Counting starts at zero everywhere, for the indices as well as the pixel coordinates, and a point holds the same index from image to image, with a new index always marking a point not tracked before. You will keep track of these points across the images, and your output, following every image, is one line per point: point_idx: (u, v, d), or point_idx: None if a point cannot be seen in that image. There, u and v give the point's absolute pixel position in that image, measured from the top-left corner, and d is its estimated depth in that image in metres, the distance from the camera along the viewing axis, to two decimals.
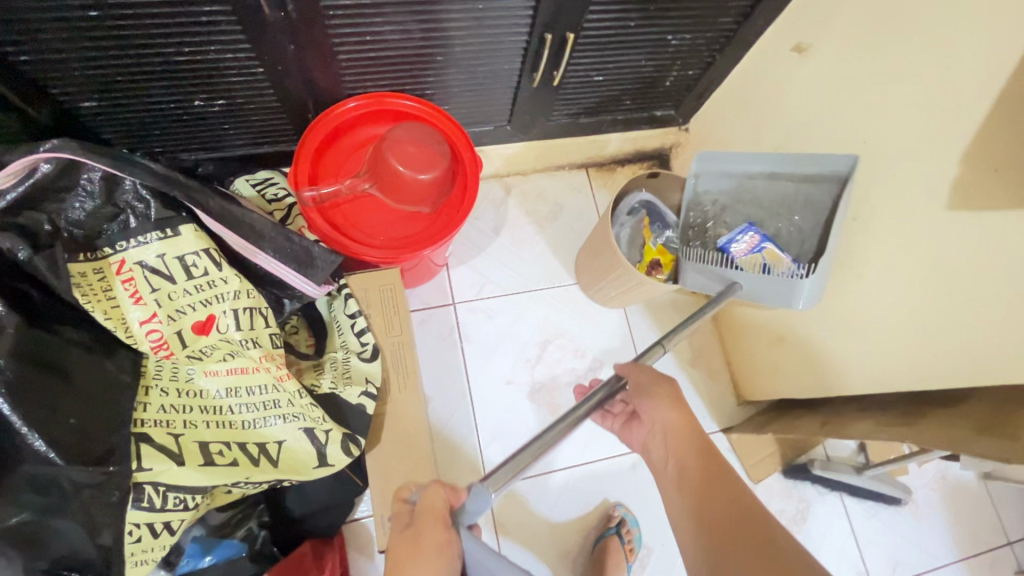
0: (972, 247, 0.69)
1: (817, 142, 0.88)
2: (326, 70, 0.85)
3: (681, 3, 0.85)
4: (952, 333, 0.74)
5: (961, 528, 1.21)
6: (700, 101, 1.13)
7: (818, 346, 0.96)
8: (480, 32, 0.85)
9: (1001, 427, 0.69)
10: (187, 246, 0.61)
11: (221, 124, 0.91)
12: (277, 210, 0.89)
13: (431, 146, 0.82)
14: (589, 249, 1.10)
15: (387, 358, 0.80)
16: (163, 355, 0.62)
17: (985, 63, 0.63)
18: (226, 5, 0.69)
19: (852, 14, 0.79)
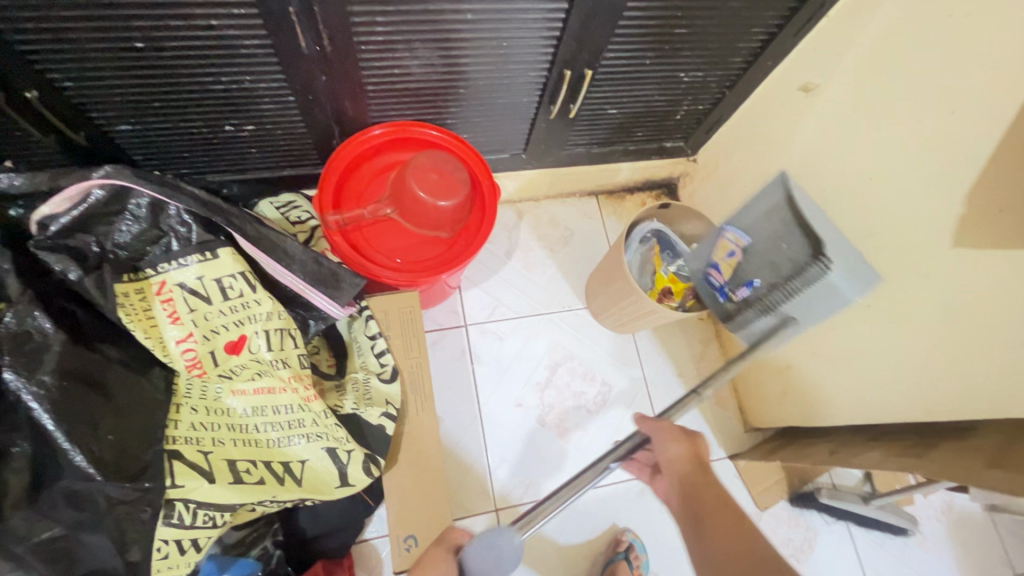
0: (977, 284, 0.71)
1: (823, 177, 0.91)
2: (354, 100, 0.88)
3: (694, 44, 0.89)
4: (958, 366, 0.76)
5: (967, 560, 1.21)
6: (709, 134, 1.17)
7: (825, 375, 0.97)
8: (503, 68, 0.88)
9: (1009, 458, 0.71)
10: (225, 269, 0.63)
11: (249, 147, 0.94)
12: (301, 232, 0.92)
13: (453, 174, 0.85)
14: (600, 275, 1.12)
15: (406, 379, 0.81)
16: (196, 374, 0.63)
17: (987, 109, 0.67)
18: (266, 39, 0.73)
19: (858, 59, 0.83)
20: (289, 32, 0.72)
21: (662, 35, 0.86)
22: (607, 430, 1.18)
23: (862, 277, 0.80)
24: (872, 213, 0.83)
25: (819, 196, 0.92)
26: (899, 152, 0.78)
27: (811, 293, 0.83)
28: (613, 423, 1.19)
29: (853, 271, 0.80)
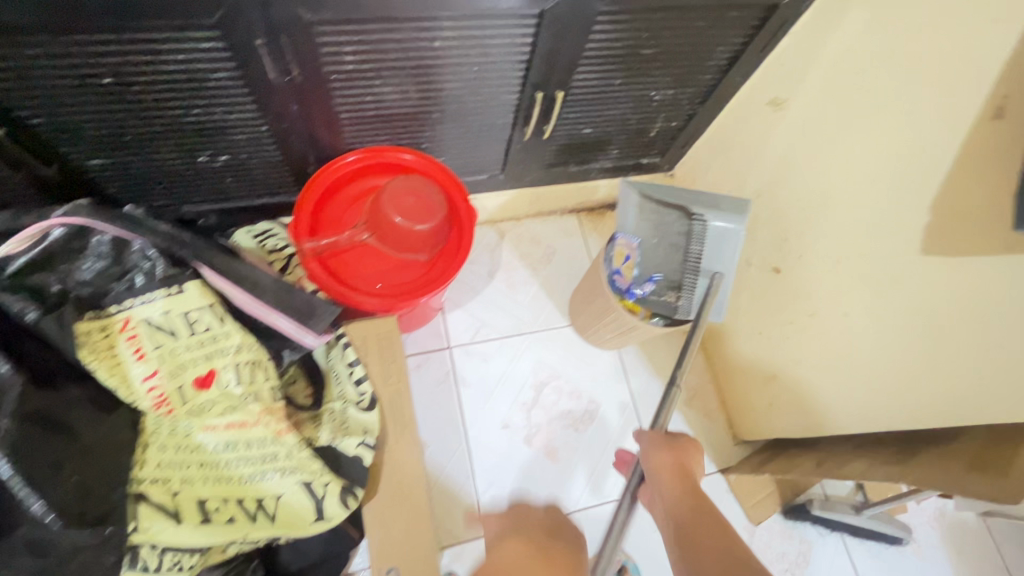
0: (947, 291, 0.72)
1: (796, 189, 0.92)
2: (327, 128, 0.89)
3: (662, 63, 0.90)
4: (935, 373, 0.77)
5: (963, 567, 1.20)
6: (684, 150, 1.19)
7: (809, 385, 0.97)
8: (475, 92, 0.89)
9: (991, 464, 0.70)
10: (192, 303, 0.62)
11: (224, 178, 0.94)
12: (277, 261, 0.91)
13: (429, 197, 0.85)
14: (582, 293, 1.12)
15: (385, 406, 0.80)
16: (163, 412, 0.62)
17: (944, 121, 0.68)
18: (235, 71, 0.73)
19: (821, 74, 0.85)
20: (257, 64, 0.72)
21: (631, 56, 0.87)
22: (596, 449, 1.17)
23: (730, 208, 0.89)
24: (843, 223, 0.84)
25: (792, 208, 0.93)
26: (865, 163, 0.79)
27: (714, 233, 0.89)
28: (602, 441, 1.18)
29: (727, 204, 0.89)
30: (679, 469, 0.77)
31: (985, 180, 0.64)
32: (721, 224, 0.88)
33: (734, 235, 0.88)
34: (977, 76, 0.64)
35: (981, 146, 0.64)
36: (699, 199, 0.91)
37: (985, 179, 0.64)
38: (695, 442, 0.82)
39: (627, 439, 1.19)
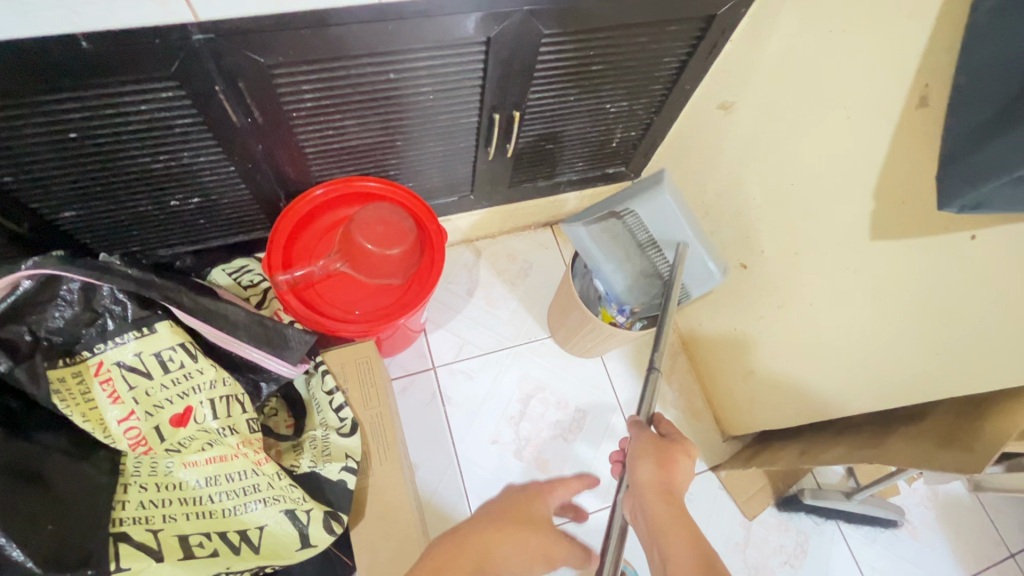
0: (897, 273, 0.74)
1: (751, 187, 0.95)
2: (294, 164, 0.91)
3: (612, 78, 0.94)
4: (897, 353, 0.79)
5: (960, 544, 1.21)
6: (646, 158, 1.23)
7: (785, 376, 0.99)
8: (434, 118, 0.93)
9: (959, 437, 0.72)
10: (163, 342, 0.64)
11: (196, 219, 0.96)
12: (253, 295, 0.93)
13: (397, 222, 0.87)
14: (558, 305, 1.14)
15: (367, 430, 0.81)
16: (142, 451, 0.64)
17: (874, 113, 0.71)
18: (198, 116, 0.76)
19: (762, 76, 0.89)
20: (218, 108, 0.75)
21: (581, 73, 0.91)
22: (586, 457, 1.18)
23: (642, 184, 0.87)
24: (797, 215, 0.87)
25: (750, 205, 0.96)
26: (809, 157, 0.82)
27: (650, 212, 0.87)
28: (591, 449, 1.19)
29: (637, 186, 0.89)
30: (663, 485, 0.72)
31: (917, 165, 0.67)
32: (645, 200, 0.87)
33: (666, 200, 0.85)
34: (898, 68, 0.67)
35: (910, 133, 0.67)
36: (624, 191, 0.91)
37: (917, 164, 0.67)
38: (685, 449, 0.77)
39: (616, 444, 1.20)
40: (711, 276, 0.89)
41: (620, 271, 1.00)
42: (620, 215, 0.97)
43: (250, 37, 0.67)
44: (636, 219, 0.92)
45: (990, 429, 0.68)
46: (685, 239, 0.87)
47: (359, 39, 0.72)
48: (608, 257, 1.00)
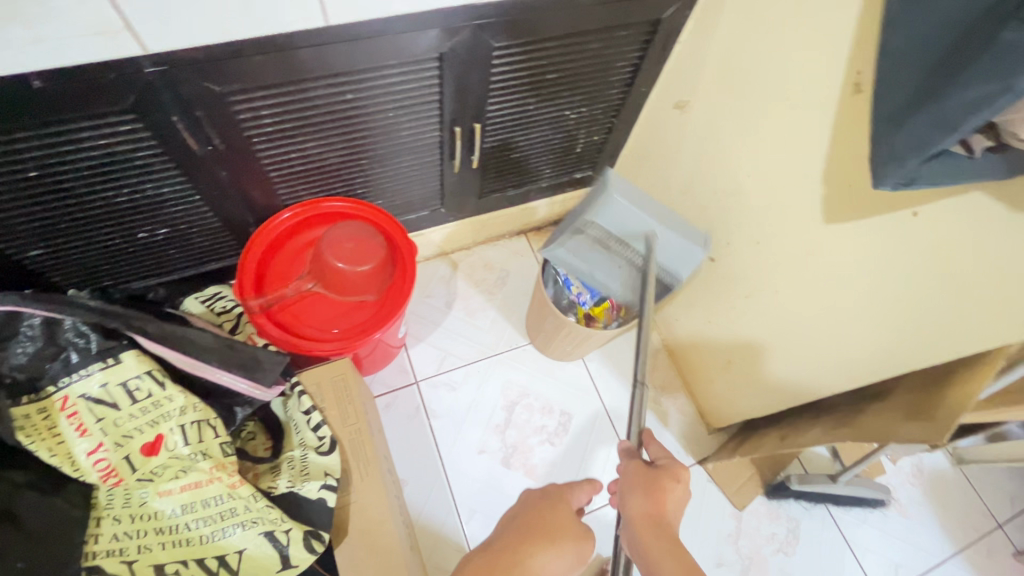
0: (850, 253, 0.77)
1: (711, 181, 0.98)
2: (260, 189, 0.92)
3: (567, 85, 0.97)
4: (860, 332, 0.80)
5: (949, 517, 1.22)
6: (612, 160, 1.25)
7: (757, 362, 1.01)
8: (397, 135, 0.94)
9: (923, 408, 0.73)
10: (130, 371, 0.64)
11: (167, 249, 0.96)
12: (227, 322, 0.94)
13: (366, 239, 0.88)
14: (534, 312, 1.14)
15: (346, 448, 0.81)
16: (113, 483, 0.64)
17: (814, 102, 0.74)
18: (159, 147, 0.77)
19: (710, 74, 0.92)
20: (178, 137, 0.76)
21: (536, 82, 0.93)
22: (574, 461, 1.18)
23: (593, 196, 0.89)
24: (755, 206, 0.89)
25: (711, 199, 0.99)
26: (760, 148, 0.85)
27: (610, 216, 0.89)
28: (578, 452, 1.19)
29: (589, 196, 0.90)
30: (654, 515, 0.67)
31: (857, 149, 0.70)
32: (601, 209, 0.89)
33: (621, 202, 0.86)
34: (831, 57, 0.70)
35: (848, 119, 0.70)
36: (580, 205, 0.93)
37: (857, 148, 0.70)
38: (674, 474, 0.70)
39: (602, 445, 1.20)
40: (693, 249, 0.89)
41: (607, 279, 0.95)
42: (584, 227, 0.93)
43: (203, 66, 0.68)
44: (599, 228, 0.92)
45: (950, 398, 0.70)
46: (650, 229, 0.88)
47: (312, 62, 0.73)
48: (592, 267, 0.95)
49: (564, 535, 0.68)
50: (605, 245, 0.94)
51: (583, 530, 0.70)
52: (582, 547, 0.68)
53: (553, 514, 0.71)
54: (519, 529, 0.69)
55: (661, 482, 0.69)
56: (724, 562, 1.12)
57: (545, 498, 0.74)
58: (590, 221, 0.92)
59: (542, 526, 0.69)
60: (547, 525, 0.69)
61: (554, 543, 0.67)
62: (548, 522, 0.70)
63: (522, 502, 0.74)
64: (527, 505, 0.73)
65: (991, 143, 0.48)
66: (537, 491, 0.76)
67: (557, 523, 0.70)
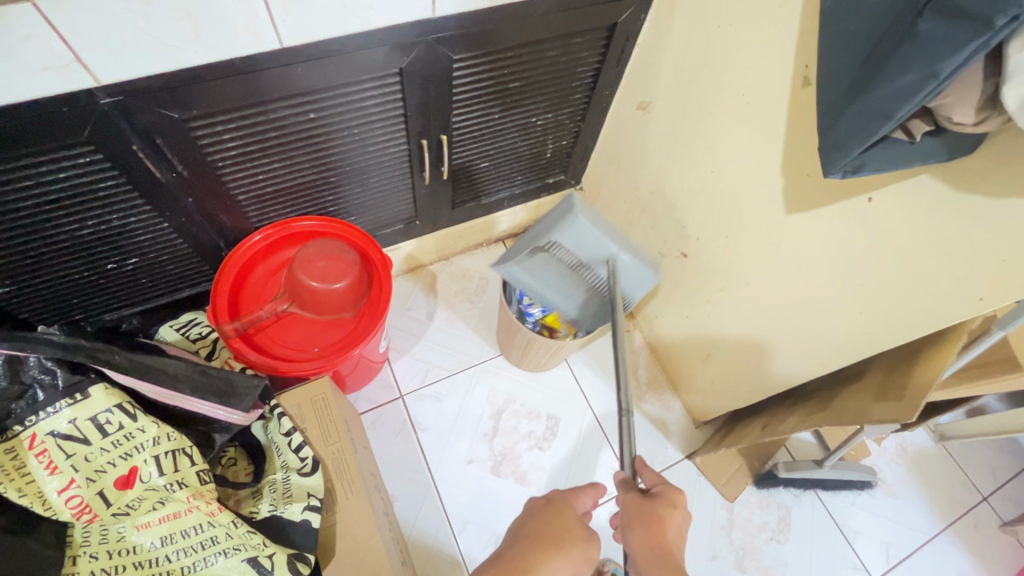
0: (812, 242, 0.79)
1: (677, 178, 1.00)
2: (229, 213, 0.92)
3: (530, 92, 0.98)
4: (827, 320, 0.82)
5: (934, 494, 1.24)
6: (583, 164, 1.27)
7: (733, 353, 1.03)
8: (364, 151, 0.95)
9: (893, 388, 0.75)
10: (98, 406, 0.65)
11: (139, 280, 0.95)
12: (203, 347, 0.93)
13: (339, 256, 0.88)
14: (505, 331, 1.14)
15: (329, 467, 0.81)
16: (88, 518, 0.64)
17: (768, 97, 0.76)
18: (121, 177, 0.76)
19: (668, 75, 0.94)
20: (140, 167, 0.76)
21: (499, 92, 0.94)
22: (564, 464, 1.19)
23: (559, 214, 0.89)
24: (719, 201, 0.91)
25: (679, 196, 1.01)
26: (720, 144, 0.87)
27: (570, 237, 0.90)
28: (567, 454, 1.19)
29: (553, 217, 0.91)
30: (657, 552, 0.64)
31: (809, 139, 0.72)
32: (564, 230, 0.89)
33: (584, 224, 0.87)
34: (778, 51, 0.72)
35: (800, 112, 0.72)
36: (543, 225, 0.92)
37: (810, 139, 0.72)
38: (670, 500, 0.68)
39: (591, 445, 1.21)
40: (648, 278, 0.92)
41: (565, 298, 0.99)
42: (546, 249, 0.94)
43: (160, 94, 0.68)
44: (563, 249, 0.93)
45: (917, 377, 0.72)
46: (612, 253, 0.89)
47: (271, 83, 0.74)
48: (550, 286, 0.98)
49: (571, 541, 0.68)
50: (567, 267, 0.95)
51: (587, 533, 0.70)
52: (588, 552, 0.68)
53: (557, 521, 0.71)
54: (525, 539, 0.68)
55: (661, 511, 0.67)
56: (718, 556, 1.13)
57: (549, 504, 0.74)
58: (556, 242, 0.92)
59: (547, 534, 0.69)
60: (545, 532, 0.69)
61: (563, 549, 0.67)
62: (554, 529, 0.70)
63: (527, 510, 0.74)
64: (532, 514, 0.73)
65: (924, 128, 0.50)
66: (541, 498, 0.75)
67: (562, 530, 0.69)
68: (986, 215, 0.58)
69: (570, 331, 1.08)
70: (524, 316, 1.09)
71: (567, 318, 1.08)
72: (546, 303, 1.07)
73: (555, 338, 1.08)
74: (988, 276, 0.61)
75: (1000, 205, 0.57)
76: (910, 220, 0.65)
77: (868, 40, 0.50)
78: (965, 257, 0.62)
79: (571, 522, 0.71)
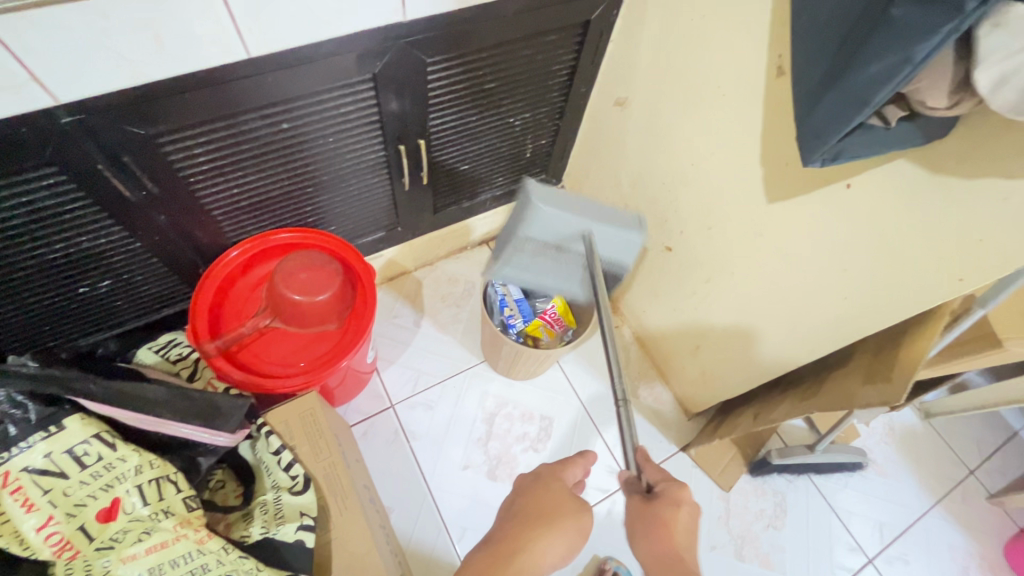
0: (792, 231, 0.79)
1: (657, 173, 1.00)
2: (205, 229, 0.90)
3: (508, 92, 0.97)
4: (812, 307, 0.83)
5: (923, 471, 1.26)
6: (563, 162, 1.27)
7: (723, 344, 1.03)
8: (341, 158, 0.93)
9: (880, 371, 0.76)
10: (75, 438, 0.63)
11: (114, 302, 0.92)
12: (184, 369, 0.91)
13: (321, 268, 0.87)
14: (490, 341, 1.13)
15: (321, 483, 0.79)
16: (69, 556, 0.62)
17: (743, 89, 0.76)
18: (88, 197, 0.74)
19: (644, 70, 0.94)
20: (107, 186, 0.73)
21: (476, 92, 0.93)
22: None
23: (521, 211, 0.86)
24: (700, 193, 0.92)
25: (660, 190, 1.01)
26: (698, 137, 0.87)
27: (540, 226, 0.86)
28: (563, 453, 1.19)
29: (517, 213, 0.88)
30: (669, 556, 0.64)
31: (786, 128, 0.72)
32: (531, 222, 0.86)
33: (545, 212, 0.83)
34: (751, 43, 0.73)
35: (775, 102, 0.73)
36: (512, 222, 0.90)
37: (787, 129, 0.72)
38: (674, 499, 0.67)
39: (586, 444, 1.20)
40: (630, 239, 0.87)
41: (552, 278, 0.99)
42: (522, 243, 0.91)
43: (125, 111, 0.66)
44: (537, 240, 0.90)
45: (903, 359, 0.73)
46: (583, 228, 0.85)
47: (241, 94, 0.72)
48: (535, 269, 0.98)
49: (564, 515, 0.67)
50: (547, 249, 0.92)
51: (579, 505, 0.68)
52: (581, 523, 0.67)
53: (546, 495, 0.70)
54: (514, 518, 0.68)
55: (664, 514, 0.66)
56: (717, 546, 1.13)
57: (536, 481, 0.72)
58: (528, 235, 0.89)
59: (538, 510, 0.68)
60: (537, 511, 0.68)
61: (554, 527, 0.66)
62: (545, 503, 0.69)
63: (515, 490, 0.72)
64: (521, 493, 0.71)
65: (900, 112, 0.50)
66: (528, 475, 0.74)
67: (551, 503, 0.68)
68: (962, 197, 0.59)
69: (553, 337, 1.05)
70: (506, 327, 1.05)
71: (547, 327, 1.04)
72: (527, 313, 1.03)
73: (540, 347, 1.05)
74: (965, 257, 0.62)
75: (974, 186, 0.58)
76: (888, 204, 0.66)
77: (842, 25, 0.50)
78: (943, 239, 0.63)
79: (562, 496, 0.70)
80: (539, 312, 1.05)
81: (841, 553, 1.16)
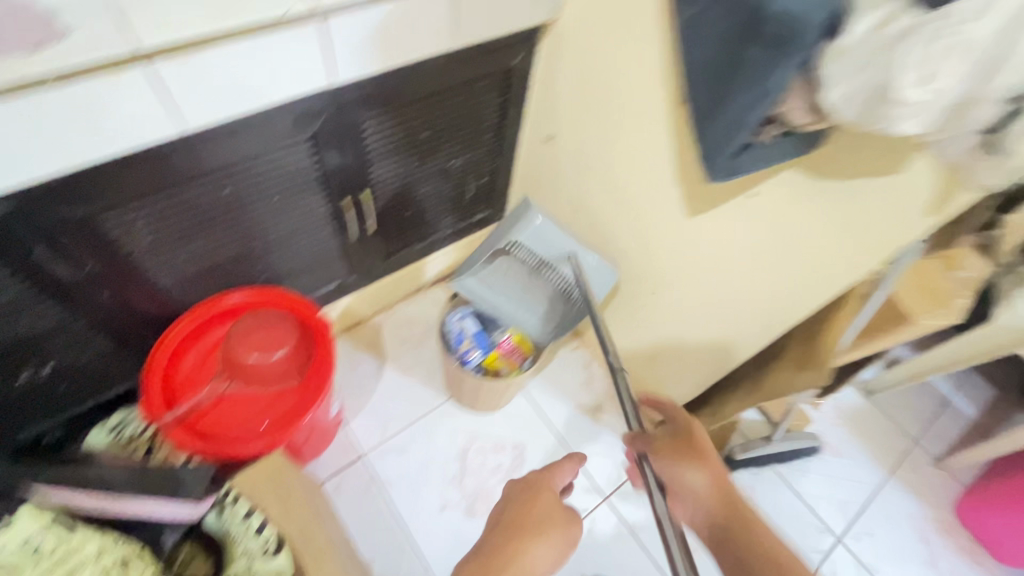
0: (714, 240, 0.87)
1: (590, 199, 1.08)
2: (152, 300, 0.89)
3: (442, 139, 1.03)
4: (744, 306, 0.90)
5: (873, 446, 1.35)
6: (505, 197, 1.33)
7: (674, 351, 1.09)
8: (286, 216, 0.95)
9: (811, 357, 0.83)
10: (26, 529, 0.61)
11: (59, 387, 0.90)
12: (138, 447, 0.88)
13: (274, 326, 0.87)
14: (454, 378, 1.15)
15: (296, 543, 0.77)
16: None
17: (651, 119, 0.85)
18: (25, 284, 0.73)
19: (564, 108, 1.02)
20: (45, 270, 0.73)
21: (412, 142, 0.99)
22: None
23: (514, 222, 1.07)
24: (630, 214, 0.99)
25: (596, 215, 1.08)
26: (620, 164, 0.95)
27: (530, 235, 1.07)
28: None
29: (512, 218, 1.08)
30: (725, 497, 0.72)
31: (693, 150, 0.81)
32: (524, 227, 1.07)
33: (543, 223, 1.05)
34: (651, 79, 0.81)
35: (679, 129, 0.81)
36: (502, 231, 1.09)
37: (693, 151, 0.81)
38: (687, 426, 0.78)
39: None
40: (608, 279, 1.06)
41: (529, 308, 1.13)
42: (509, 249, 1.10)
43: (61, 194, 0.67)
44: (524, 248, 1.10)
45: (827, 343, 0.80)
46: (571, 251, 1.05)
47: (179, 166, 0.74)
48: (507, 291, 1.13)
49: (553, 525, 0.69)
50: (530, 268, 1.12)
51: (569, 514, 0.70)
52: (568, 534, 0.69)
53: (536, 506, 0.71)
54: (501, 529, 0.69)
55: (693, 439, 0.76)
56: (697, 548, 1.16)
57: (526, 490, 0.73)
58: (516, 242, 1.09)
59: (526, 520, 0.69)
60: (527, 518, 0.69)
61: (542, 536, 0.67)
62: (534, 515, 0.70)
63: (503, 499, 0.73)
64: (510, 501, 0.72)
65: (776, 131, 0.58)
66: (517, 485, 0.75)
67: (539, 516, 0.70)
68: (846, 195, 0.67)
69: (512, 368, 1.09)
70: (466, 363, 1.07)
71: (506, 356, 1.09)
72: (484, 343, 1.08)
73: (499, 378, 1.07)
74: (860, 247, 0.70)
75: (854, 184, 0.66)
76: (789, 207, 0.74)
77: (703, 68, 0.57)
78: (838, 232, 0.71)
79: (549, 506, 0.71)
80: (496, 343, 1.10)
81: (813, 535, 1.22)
